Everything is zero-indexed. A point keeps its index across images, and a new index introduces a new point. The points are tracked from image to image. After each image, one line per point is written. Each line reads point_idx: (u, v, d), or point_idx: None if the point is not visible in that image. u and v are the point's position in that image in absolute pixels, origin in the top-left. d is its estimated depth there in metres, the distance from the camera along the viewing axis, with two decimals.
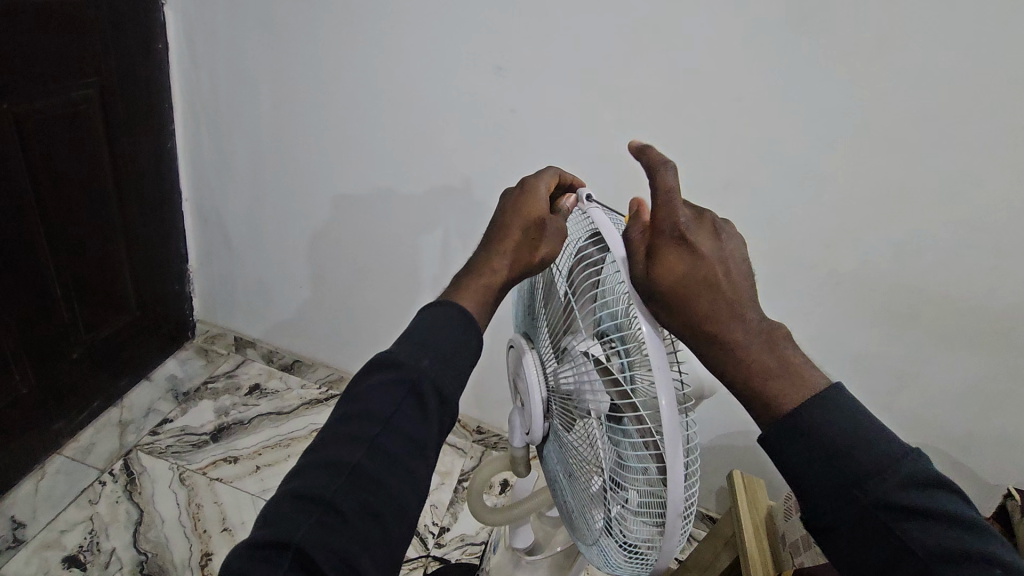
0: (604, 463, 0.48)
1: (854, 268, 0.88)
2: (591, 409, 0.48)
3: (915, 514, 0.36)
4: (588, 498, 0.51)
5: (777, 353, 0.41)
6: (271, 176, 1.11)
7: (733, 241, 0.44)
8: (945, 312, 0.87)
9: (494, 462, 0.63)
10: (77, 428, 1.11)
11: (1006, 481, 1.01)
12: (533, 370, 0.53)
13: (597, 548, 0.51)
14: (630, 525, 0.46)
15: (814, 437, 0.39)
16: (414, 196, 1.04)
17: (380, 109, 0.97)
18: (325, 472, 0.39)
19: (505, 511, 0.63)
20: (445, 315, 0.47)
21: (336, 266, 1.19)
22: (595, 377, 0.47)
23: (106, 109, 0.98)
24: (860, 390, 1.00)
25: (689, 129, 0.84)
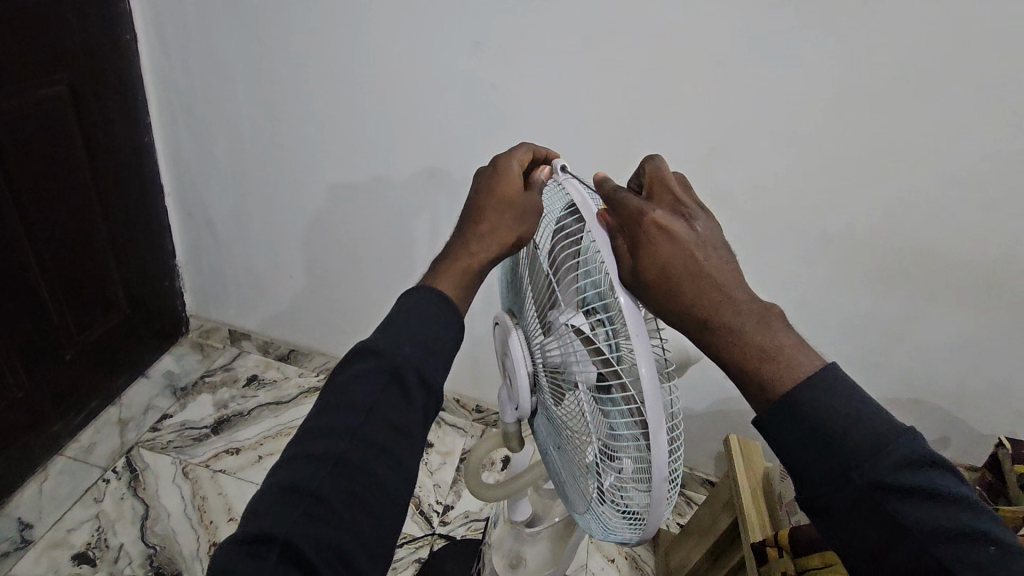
0: (593, 433, 0.49)
1: (844, 230, 0.88)
2: (577, 381, 0.49)
3: (911, 493, 0.36)
4: (580, 471, 0.52)
5: (771, 334, 0.41)
6: (253, 165, 1.10)
7: (709, 226, 0.44)
8: (935, 268, 0.87)
9: (490, 440, 0.63)
10: (77, 428, 1.12)
11: (998, 430, 1.04)
12: (518, 347, 0.54)
13: (591, 517, 0.52)
14: (622, 492, 0.46)
15: (808, 419, 0.39)
16: (401, 180, 1.03)
17: (359, 92, 0.95)
18: (311, 461, 0.39)
19: (504, 488, 0.64)
20: (425, 300, 0.47)
21: (325, 254, 1.18)
22: (580, 349, 0.47)
23: (78, 105, 0.96)
24: (854, 350, 1.02)
25: (675, 97, 0.83)
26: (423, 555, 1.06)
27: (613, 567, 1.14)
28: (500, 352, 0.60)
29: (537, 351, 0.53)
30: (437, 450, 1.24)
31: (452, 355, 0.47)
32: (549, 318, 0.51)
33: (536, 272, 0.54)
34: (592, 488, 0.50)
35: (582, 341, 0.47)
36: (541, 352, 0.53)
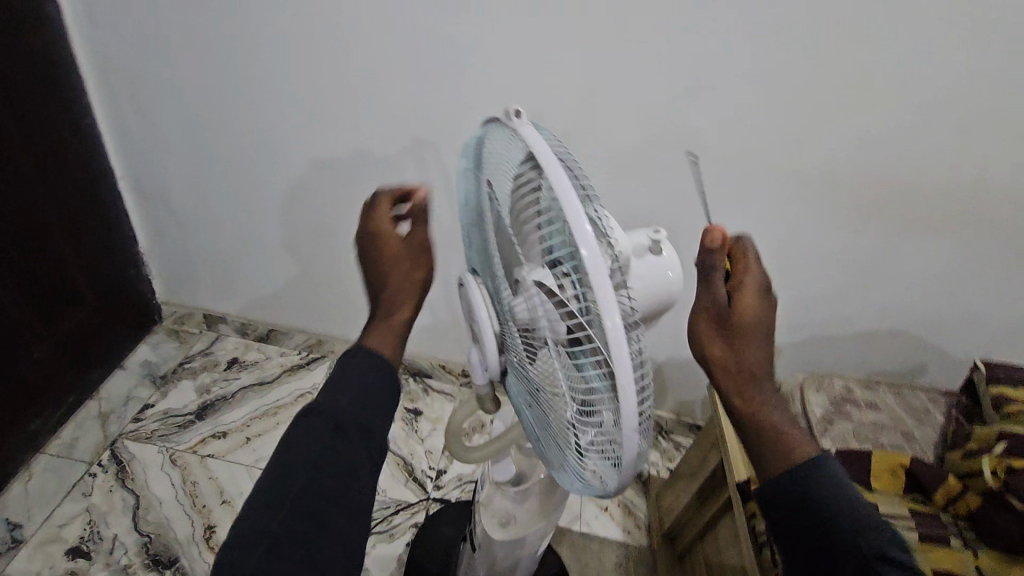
0: (563, 389, 0.48)
1: (818, 167, 0.87)
2: (545, 338, 0.47)
3: (896, 559, 0.43)
4: (555, 428, 0.51)
5: (793, 422, 0.47)
6: (206, 141, 1.05)
7: (768, 320, 0.47)
8: (910, 197, 0.88)
9: (467, 402, 0.62)
10: (56, 425, 1.10)
11: (970, 349, 1.08)
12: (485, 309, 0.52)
13: (566, 471, 0.52)
14: (596, 444, 0.46)
15: (818, 488, 0.44)
16: (364, 148, 0.99)
17: (310, 55, 0.90)
18: (261, 512, 0.44)
19: (488, 449, 0.64)
20: (352, 360, 0.52)
21: (292, 228, 1.14)
22: (546, 304, 0.45)
23: (7, 89, 0.89)
24: (832, 284, 1.03)
25: (640, 39, 0.79)
26: (420, 520, 1.08)
27: (607, 515, 1.16)
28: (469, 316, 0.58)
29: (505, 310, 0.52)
30: (427, 417, 1.25)
31: (388, 408, 0.52)
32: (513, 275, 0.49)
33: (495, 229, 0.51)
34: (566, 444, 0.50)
35: (547, 295, 0.45)
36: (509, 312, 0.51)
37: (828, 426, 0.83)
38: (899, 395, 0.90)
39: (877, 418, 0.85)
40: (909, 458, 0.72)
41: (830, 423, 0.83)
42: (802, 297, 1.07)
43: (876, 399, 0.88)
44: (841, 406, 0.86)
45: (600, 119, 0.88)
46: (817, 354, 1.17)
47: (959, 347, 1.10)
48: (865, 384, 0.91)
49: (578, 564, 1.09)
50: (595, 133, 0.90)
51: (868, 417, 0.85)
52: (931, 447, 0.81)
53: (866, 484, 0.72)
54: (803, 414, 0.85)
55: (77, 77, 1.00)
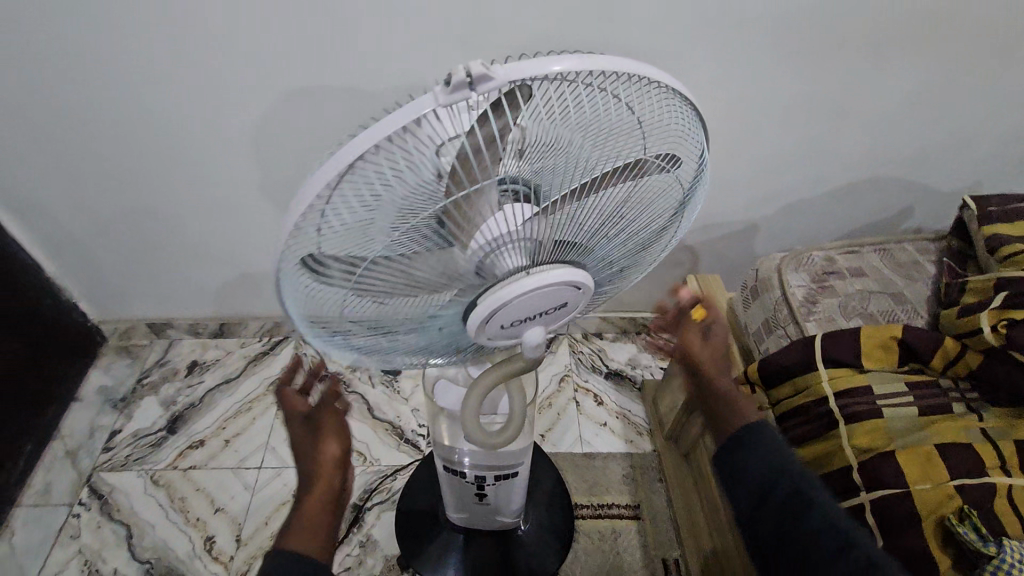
0: (610, 237, 0.46)
1: (761, 7, 0.75)
2: (564, 239, 0.43)
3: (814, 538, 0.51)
4: (623, 265, 0.51)
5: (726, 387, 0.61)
6: (61, 142, 0.86)
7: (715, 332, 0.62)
8: (869, 21, 0.78)
9: (490, 373, 0.55)
10: (24, 476, 1.02)
11: (948, 180, 1.03)
12: (525, 287, 0.43)
13: (657, 250, 0.53)
14: (666, 195, 0.46)
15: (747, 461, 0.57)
16: (252, 112, 0.82)
17: (135, 13, 0.71)
18: None
19: (512, 427, 0.59)
20: None
21: (199, 217, 0.99)
22: (547, 219, 0.40)
23: None
24: (800, 143, 0.94)
25: None
26: (400, 486, 1.05)
27: (608, 431, 1.17)
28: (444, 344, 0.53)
29: (521, 297, 0.43)
30: (408, 374, 1.21)
31: None
32: (509, 247, 0.41)
33: (415, 262, 0.41)
34: (652, 244, 0.52)
35: (542, 210, 0.40)
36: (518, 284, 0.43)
37: (812, 305, 0.76)
38: (883, 251, 0.83)
39: (863, 285, 0.78)
40: (902, 328, 0.65)
41: (814, 300, 0.76)
42: (768, 163, 0.98)
43: (861, 263, 0.81)
44: (823, 280, 0.78)
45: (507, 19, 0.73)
46: (791, 220, 1.09)
47: (939, 180, 1.03)
48: (847, 249, 0.84)
49: (586, 482, 1.10)
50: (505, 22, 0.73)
51: (854, 286, 0.78)
52: (924, 304, 0.75)
53: (857, 364, 0.65)
54: (785, 297, 0.77)
55: None
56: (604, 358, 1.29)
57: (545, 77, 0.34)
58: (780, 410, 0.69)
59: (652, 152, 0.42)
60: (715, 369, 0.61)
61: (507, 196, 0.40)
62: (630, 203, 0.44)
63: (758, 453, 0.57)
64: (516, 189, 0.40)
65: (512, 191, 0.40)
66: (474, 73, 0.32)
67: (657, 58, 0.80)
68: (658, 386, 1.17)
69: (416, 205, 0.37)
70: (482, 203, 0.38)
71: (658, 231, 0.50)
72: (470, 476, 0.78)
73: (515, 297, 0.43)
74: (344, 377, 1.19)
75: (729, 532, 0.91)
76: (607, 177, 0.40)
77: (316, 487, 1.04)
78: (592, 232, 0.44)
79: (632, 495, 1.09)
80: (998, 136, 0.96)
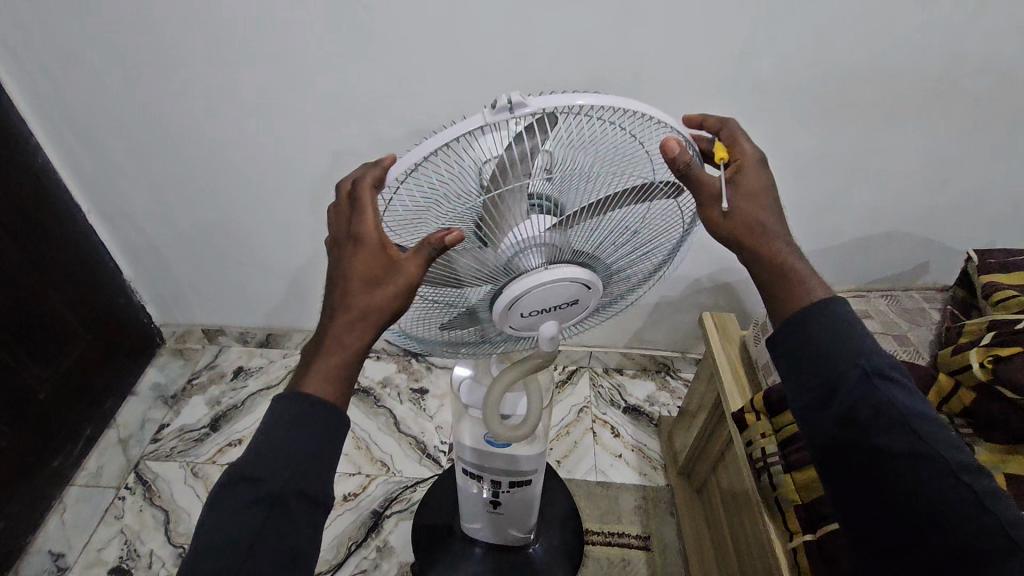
0: (617, 249, 0.54)
1: (776, 71, 0.83)
2: (576, 246, 0.51)
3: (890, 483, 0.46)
4: (627, 276, 0.59)
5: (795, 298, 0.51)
6: (156, 162, 0.99)
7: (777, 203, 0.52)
8: (877, 89, 0.85)
9: (506, 372, 0.63)
10: (80, 458, 1.12)
11: (963, 238, 1.07)
12: (541, 284, 0.51)
13: (658, 267, 0.61)
14: (669, 218, 0.54)
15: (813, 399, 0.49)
16: (320, 143, 0.94)
17: (235, 57, 0.84)
18: (276, 461, 0.45)
19: (527, 424, 0.67)
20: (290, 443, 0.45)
21: (262, 234, 1.11)
22: (562, 228, 0.49)
23: None
24: (815, 195, 1.01)
25: None
26: (419, 497, 1.11)
27: (622, 463, 1.20)
28: (475, 334, 0.62)
29: (536, 292, 0.51)
30: (433, 393, 1.28)
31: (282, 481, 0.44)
32: (529, 249, 0.49)
33: (453, 256, 0.49)
34: (654, 260, 0.59)
35: (558, 221, 0.48)
36: (534, 282, 0.51)
37: None
38: (891, 298, 0.88)
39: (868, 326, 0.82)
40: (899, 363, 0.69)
41: None
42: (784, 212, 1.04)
43: (868, 307, 0.86)
44: None
45: (547, 74, 0.84)
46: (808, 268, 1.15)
47: (954, 237, 1.07)
48: (855, 293, 0.89)
49: (597, 511, 1.13)
50: (543, 75, 0.84)
51: None
52: (927, 348, 0.79)
53: None
54: None
55: (25, 126, 0.95)
56: (622, 394, 1.33)
57: (567, 108, 0.45)
58: (782, 436, 0.73)
59: (661, 180, 0.50)
60: (760, 195, 0.51)
61: (533, 207, 0.48)
62: (637, 222, 0.52)
63: (843, 355, 0.48)
64: (541, 204, 0.48)
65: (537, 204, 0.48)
66: (514, 99, 0.42)
67: (680, 112, 0.89)
68: (673, 422, 1.21)
69: (461, 198, 0.46)
70: (511, 211, 0.47)
71: (660, 249, 0.58)
72: (487, 481, 0.83)
73: (531, 291, 0.51)
74: (375, 392, 1.27)
75: (736, 565, 0.93)
76: (616, 197, 0.49)
77: (340, 492, 1.10)
78: (601, 243, 0.52)
79: (642, 526, 1.11)
80: (1011, 199, 1.00)
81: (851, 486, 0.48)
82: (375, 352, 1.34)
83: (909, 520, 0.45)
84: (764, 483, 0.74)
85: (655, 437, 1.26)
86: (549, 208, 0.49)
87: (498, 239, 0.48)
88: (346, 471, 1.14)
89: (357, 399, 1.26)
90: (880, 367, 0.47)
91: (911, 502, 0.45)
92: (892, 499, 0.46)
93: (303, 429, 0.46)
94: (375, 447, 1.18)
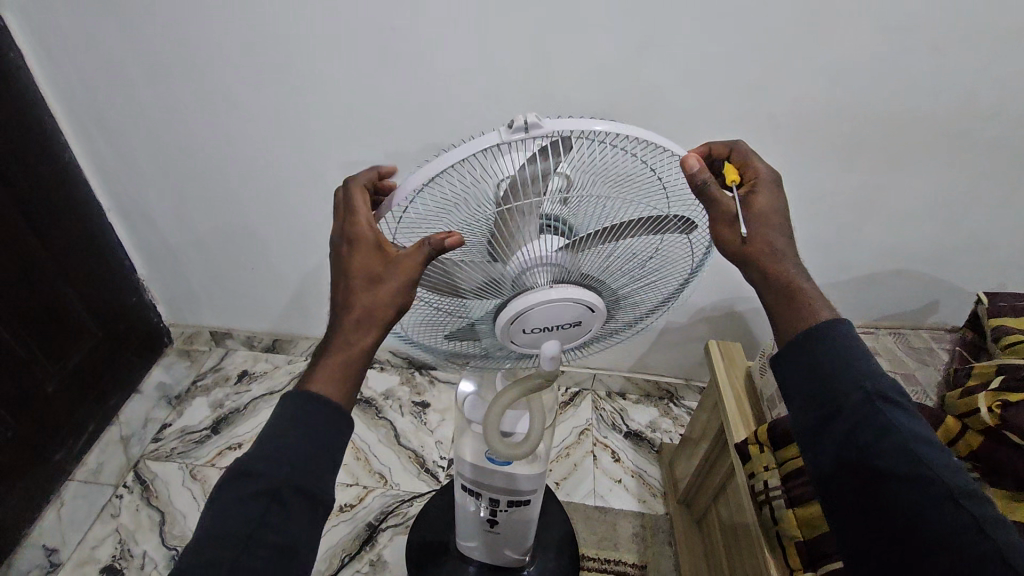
0: (626, 276, 0.54)
1: (790, 107, 0.84)
2: (586, 269, 0.52)
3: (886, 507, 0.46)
4: (635, 304, 0.60)
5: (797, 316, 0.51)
6: (178, 165, 1.01)
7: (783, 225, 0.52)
8: (890, 129, 0.86)
9: (510, 390, 0.63)
10: (81, 453, 1.12)
11: (974, 279, 1.07)
12: (548, 302, 0.51)
13: (666, 299, 0.62)
14: (679, 249, 0.55)
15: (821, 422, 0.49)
16: (338, 155, 0.96)
17: (262, 69, 0.87)
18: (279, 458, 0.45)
19: (526, 443, 0.67)
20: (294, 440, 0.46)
21: (276, 241, 1.13)
22: (573, 249, 0.50)
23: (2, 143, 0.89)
24: (826, 229, 1.01)
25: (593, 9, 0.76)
26: (416, 511, 1.10)
27: (621, 487, 1.19)
28: (478, 347, 0.62)
29: (543, 311, 0.52)
30: (435, 408, 1.28)
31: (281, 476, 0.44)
32: (539, 267, 0.50)
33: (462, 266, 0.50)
34: (663, 291, 0.60)
35: (570, 242, 0.49)
36: (542, 300, 0.51)
37: None
38: (899, 336, 0.88)
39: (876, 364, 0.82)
40: None
41: None
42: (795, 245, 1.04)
43: (876, 343, 0.86)
44: None
45: (565, 98, 0.85)
46: None
47: (965, 278, 1.07)
48: (864, 329, 0.88)
49: (594, 536, 1.12)
50: (560, 99, 0.86)
51: None
52: (935, 388, 0.78)
53: None
54: None
55: (56, 126, 0.98)
56: (624, 418, 1.32)
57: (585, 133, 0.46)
58: (785, 469, 0.72)
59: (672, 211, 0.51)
60: (772, 221, 0.51)
61: (546, 228, 0.49)
62: (648, 250, 0.53)
63: (841, 375, 0.48)
64: (555, 226, 0.49)
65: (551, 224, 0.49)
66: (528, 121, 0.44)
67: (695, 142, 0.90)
68: (675, 450, 1.20)
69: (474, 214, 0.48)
70: (525, 229, 0.48)
71: (669, 280, 0.58)
72: (485, 499, 0.83)
73: (539, 309, 0.51)
74: (377, 403, 1.27)
75: None
76: (628, 223, 0.50)
77: (336, 502, 1.09)
78: (611, 268, 0.53)
79: (638, 554, 1.10)
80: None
81: (855, 513, 0.47)
82: (379, 363, 1.34)
83: (912, 545, 0.44)
84: (766, 516, 0.74)
85: (656, 464, 1.25)
86: (563, 229, 0.49)
87: (510, 254, 0.49)
88: (344, 482, 1.13)
89: (358, 409, 1.26)
90: (882, 391, 0.47)
91: (909, 526, 0.45)
92: (893, 523, 0.46)
93: (298, 427, 0.46)
94: (375, 459, 1.17)
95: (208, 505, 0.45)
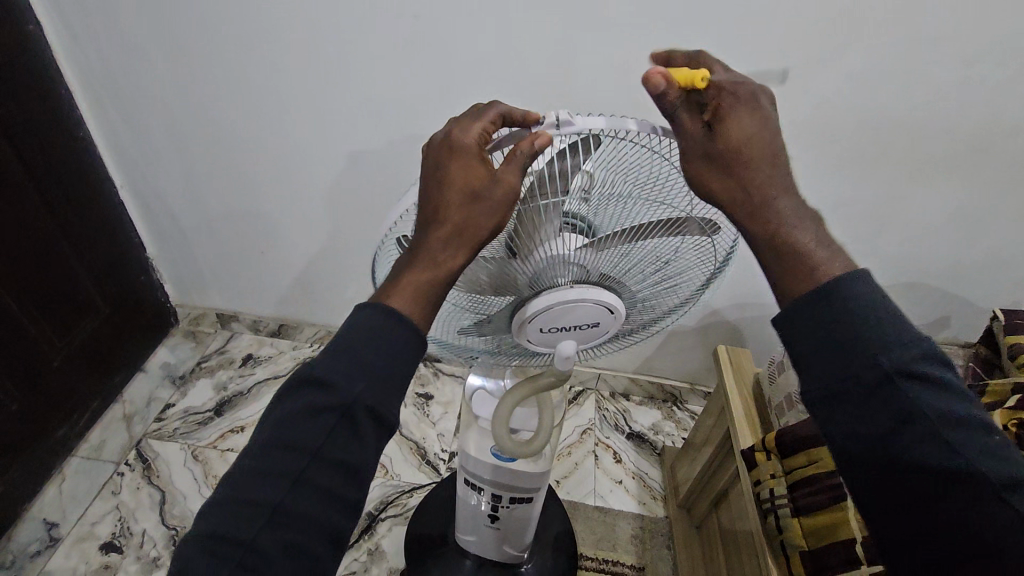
0: (642, 277, 0.54)
1: (814, 114, 0.83)
2: (603, 268, 0.51)
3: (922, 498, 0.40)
4: (649, 305, 0.59)
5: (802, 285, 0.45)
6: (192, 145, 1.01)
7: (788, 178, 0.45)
8: (914, 140, 0.85)
9: (518, 387, 0.63)
10: (84, 429, 1.12)
11: (988, 295, 1.06)
12: (563, 300, 0.51)
13: (682, 302, 0.61)
14: (699, 253, 0.54)
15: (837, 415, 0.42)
16: (354, 142, 0.95)
17: (282, 53, 0.86)
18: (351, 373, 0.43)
19: (533, 440, 0.66)
20: (371, 355, 0.44)
21: (287, 225, 1.12)
22: (592, 248, 0.49)
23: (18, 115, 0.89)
24: (842, 239, 1.00)
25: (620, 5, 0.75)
26: (415, 503, 1.10)
27: (621, 489, 1.19)
28: (490, 343, 0.62)
29: (558, 308, 0.51)
30: (437, 401, 1.27)
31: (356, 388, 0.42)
32: (556, 266, 0.49)
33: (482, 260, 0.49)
34: (679, 294, 0.59)
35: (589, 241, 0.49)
36: (557, 298, 0.51)
37: None
38: None
39: None
40: None
41: None
42: None
43: None
44: None
45: (586, 94, 0.84)
46: None
47: (979, 293, 1.06)
48: None
49: (592, 536, 1.11)
50: (581, 95, 0.85)
51: None
52: None
53: None
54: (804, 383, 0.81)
55: (73, 102, 0.97)
56: (627, 420, 1.32)
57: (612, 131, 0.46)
58: (792, 478, 0.72)
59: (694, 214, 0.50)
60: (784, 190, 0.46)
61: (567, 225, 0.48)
62: (665, 253, 0.52)
63: (857, 352, 0.41)
64: (575, 223, 0.49)
65: (571, 222, 0.48)
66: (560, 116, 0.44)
67: None
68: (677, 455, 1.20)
69: None
70: (545, 227, 0.47)
71: (686, 284, 0.57)
72: (487, 494, 0.83)
73: (554, 306, 0.51)
74: None
75: None
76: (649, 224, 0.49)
77: None
78: (628, 269, 0.52)
79: (636, 557, 1.09)
80: None
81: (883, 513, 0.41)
82: None
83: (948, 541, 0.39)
84: (771, 524, 0.73)
85: (658, 467, 1.24)
86: (583, 228, 0.49)
87: (528, 251, 0.48)
88: None
89: None
90: (902, 365, 0.41)
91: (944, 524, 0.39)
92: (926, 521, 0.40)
93: (375, 349, 0.44)
94: None
95: (269, 420, 0.43)
